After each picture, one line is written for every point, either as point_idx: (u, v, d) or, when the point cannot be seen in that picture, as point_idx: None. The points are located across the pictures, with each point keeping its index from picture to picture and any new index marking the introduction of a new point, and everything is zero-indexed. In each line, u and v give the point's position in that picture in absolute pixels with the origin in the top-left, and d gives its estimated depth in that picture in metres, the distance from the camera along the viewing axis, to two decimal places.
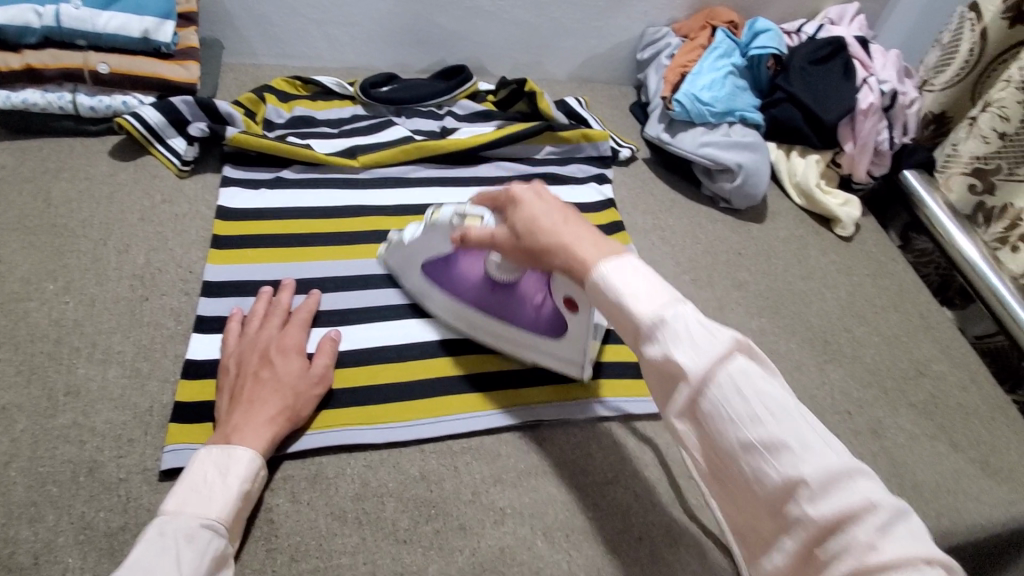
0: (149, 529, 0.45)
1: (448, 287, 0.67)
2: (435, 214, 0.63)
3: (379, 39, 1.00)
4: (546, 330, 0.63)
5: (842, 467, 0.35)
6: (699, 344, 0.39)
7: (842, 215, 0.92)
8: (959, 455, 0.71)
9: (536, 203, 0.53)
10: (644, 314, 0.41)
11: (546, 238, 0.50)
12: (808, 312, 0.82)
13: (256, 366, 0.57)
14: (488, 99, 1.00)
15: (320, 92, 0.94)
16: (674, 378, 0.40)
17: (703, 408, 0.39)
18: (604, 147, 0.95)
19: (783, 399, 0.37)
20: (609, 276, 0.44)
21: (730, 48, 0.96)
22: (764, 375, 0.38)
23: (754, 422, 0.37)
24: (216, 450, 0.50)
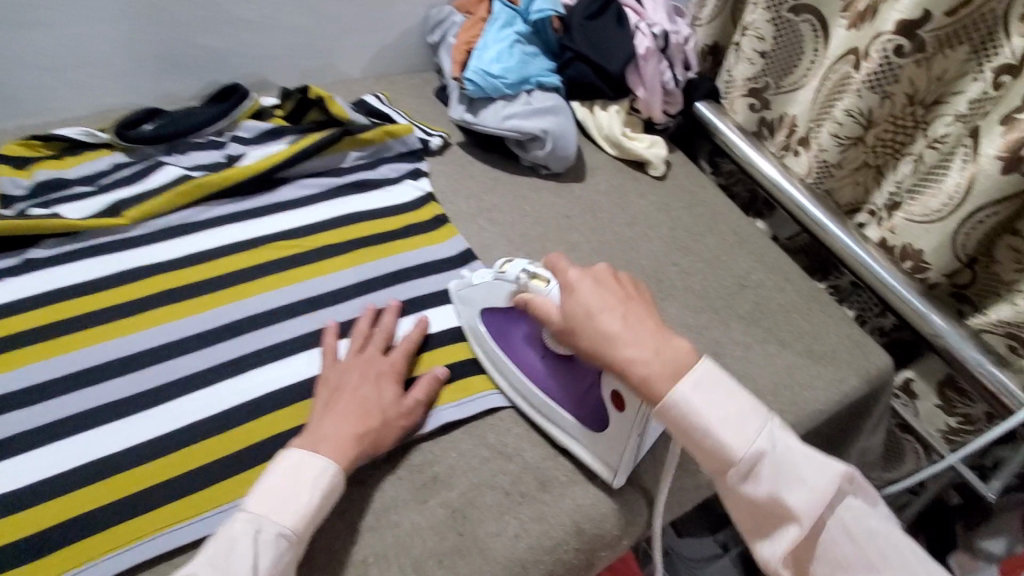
0: (234, 521, 0.48)
1: (505, 345, 0.66)
2: (505, 267, 0.65)
3: (128, 74, 0.86)
4: (585, 416, 0.61)
5: None
6: (809, 489, 0.50)
7: (651, 157, 0.96)
8: (789, 350, 0.78)
9: (595, 287, 0.57)
10: (744, 451, 0.50)
11: (609, 327, 0.55)
12: (639, 256, 0.85)
13: (358, 384, 0.60)
14: (276, 115, 0.92)
15: (69, 147, 0.80)
16: (781, 513, 0.50)
17: (811, 540, 0.50)
18: (411, 140, 0.90)
19: (886, 539, 0.49)
20: (700, 398, 0.51)
21: (510, 16, 0.94)
22: (867, 513, 0.50)
23: (867, 564, 0.49)
24: (302, 453, 0.52)
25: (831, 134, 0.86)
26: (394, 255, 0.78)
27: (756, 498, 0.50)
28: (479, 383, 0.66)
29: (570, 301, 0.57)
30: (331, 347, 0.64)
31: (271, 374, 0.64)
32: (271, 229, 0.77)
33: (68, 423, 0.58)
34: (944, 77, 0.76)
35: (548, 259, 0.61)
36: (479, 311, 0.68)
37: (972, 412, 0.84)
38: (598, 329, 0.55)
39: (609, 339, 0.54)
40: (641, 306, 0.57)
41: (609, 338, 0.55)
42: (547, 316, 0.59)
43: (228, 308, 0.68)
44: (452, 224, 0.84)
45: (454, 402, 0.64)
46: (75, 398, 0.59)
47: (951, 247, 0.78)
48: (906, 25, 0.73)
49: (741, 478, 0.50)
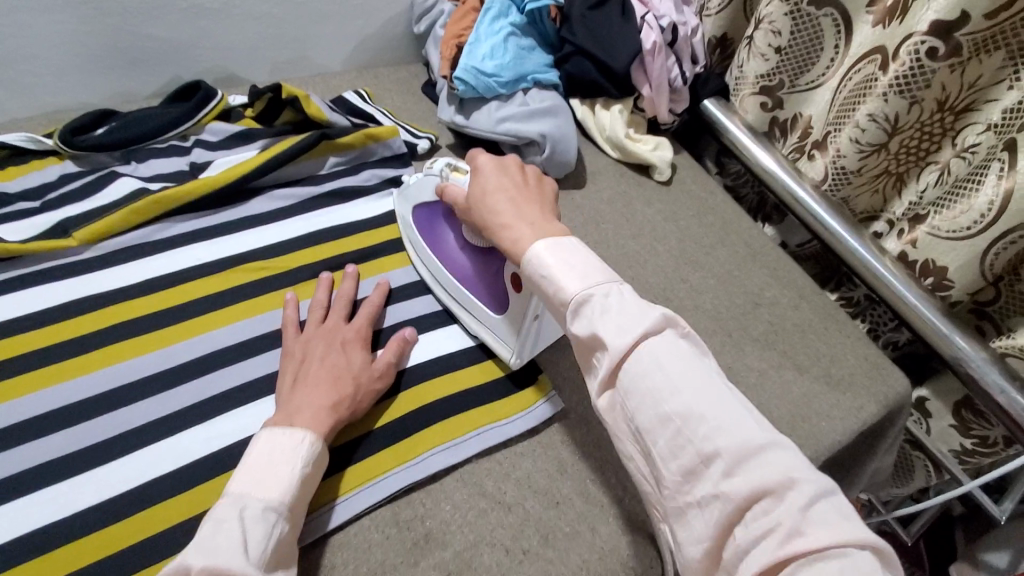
0: (217, 506, 0.45)
1: (429, 238, 0.70)
2: (431, 164, 0.66)
3: (75, 71, 0.77)
4: (492, 303, 0.64)
5: (759, 442, 0.39)
6: (625, 324, 0.44)
7: (656, 160, 0.89)
8: (804, 376, 0.73)
9: (498, 172, 0.58)
10: (575, 291, 0.47)
11: (496, 204, 0.56)
12: (645, 273, 0.79)
13: (325, 351, 0.59)
14: (245, 114, 0.83)
15: (10, 155, 0.71)
16: (600, 351, 0.45)
17: (624, 380, 0.43)
18: (396, 143, 0.83)
19: (704, 381, 0.42)
20: (550, 249, 0.50)
21: (505, 6, 0.86)
22: (688, 356, 0.43)
23: (672, 394, 0.41)
24: (280, 430, 0.50)
25: (851, 139, 0.80)
26: (379, 275, 0.71)
27: (579, 338, 0.46)
28: (472, 423, 0.60)
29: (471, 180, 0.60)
30: (290, 321, 0.62)
31: (244, 420, 0.58)
32: (242, 249, 0.70)
33: (13, 484, 0.51)
34: (977, 83, 0.70)
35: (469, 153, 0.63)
36: (409, 210, 0.72)
37: (990, 435, 0.79)
38: (488, 207, 0.57)
39: (494, 214, 0.56)
40: (532, 188, 0.58)
41: (493, 212, 0.56)
42: (451, 197, 0.62)
43: (194, 343, 0.61)
44: None
45: (448, 444, 0.58)
46: (22, 453, 0.53)
47: (979, 266, 0.73)
48: (942, 25, 0.67)
49: (571, 318, 0.47)
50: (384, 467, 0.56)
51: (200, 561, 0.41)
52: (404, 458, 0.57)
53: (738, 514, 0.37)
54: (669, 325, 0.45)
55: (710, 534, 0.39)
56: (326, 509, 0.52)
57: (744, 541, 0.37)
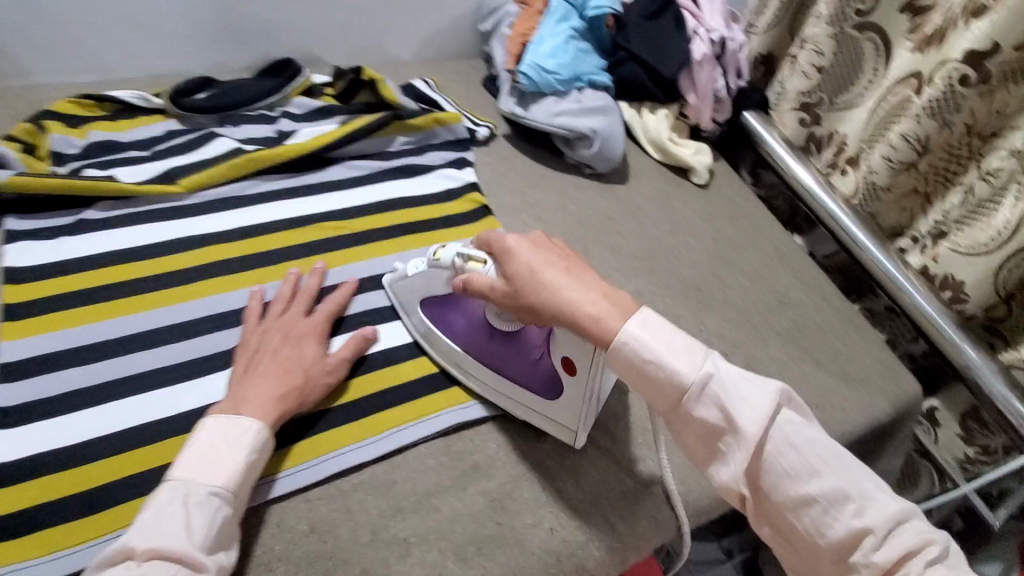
0: (159, 492, 0.47)
1: (451, 330, 0.65)
2: (438, 252, 0.62)
3: (182, 40, 0.86)
4: (540, 388, 0.62)
5: (893, 509, 0.47)
6: (752, 407, 0.49)
7: (696, 163, 0.96)
8: (823, 371, 0.78)
9: (535, 250, 0.55)
10: (691, 373, 0.49)
11: (554, 281, 0.53)
12: (680, 265, 0.86)
13: (278, 345, 0.60)
14: (325, 92, 0.92)
15: (123, 109, 0.81)
16: (736, 440, 0.49)
17: (765, 464, 0.49)
18: (459, 129, 0.91)
19: (837, 459, 0.49)
20: (646, 330, 0.50)
21: (567, 12, 0.93)
22: (807, 428, 0.49)
23: (812, 473, 0.48)
24: (224, 418, 0.52)
25: (884, 157, 0.85)
26: (354, 263, 0.74)
27: (707, 422, 0.50)
28: None
29: (506, 262, 0.56)
30: (253, 312, 0.64)
31: None
32: (319, 209, 0.78)
33: (118, 387, 0.58)
34: (1004, 110, 0.75)
35: (482, 238, 0.58)
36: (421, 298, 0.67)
37: (992, 444, 0.85)
38: (543, 284, 0.53)
39: (552, 296, 0.53)
40: (574, 262, 0.56)
41: (552, 283, 0.53)
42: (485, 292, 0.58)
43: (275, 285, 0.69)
44: (494, 216, 0.84)
45: None
46: (126, 361, 0.60)
47: (994, 282, 0.79)
48: (975, 55, 0.73)
49: (694, 403, 0.49)
50: (439, 406, 0.63)
51: (144, 545, 0.44)
52: (454, 402, 0.64)
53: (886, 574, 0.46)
54: (783, 400, 0.50)
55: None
56: (387, 435, 0.60)
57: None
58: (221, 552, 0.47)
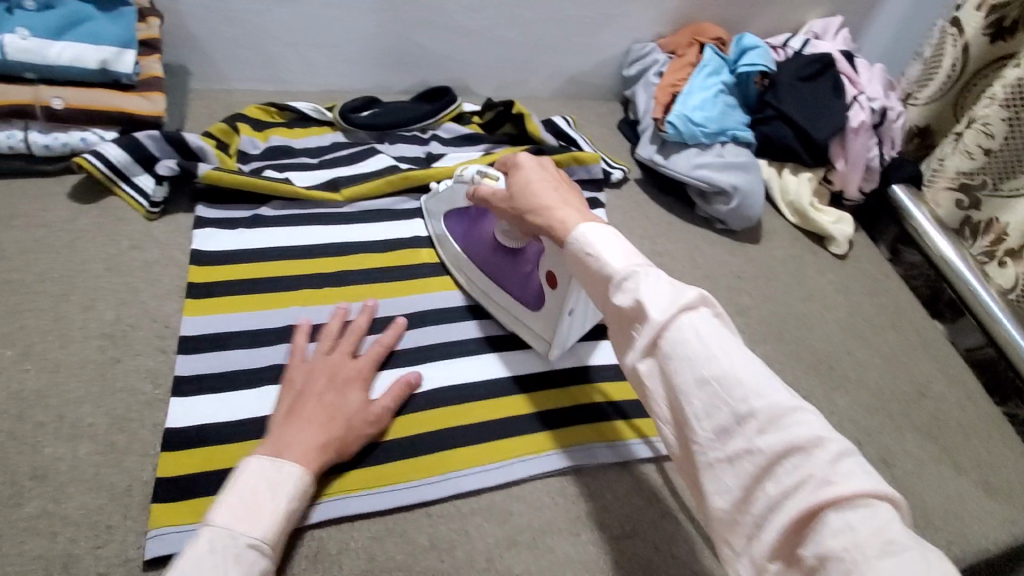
0: (199, 536, 0.45)
1: (464, 240, 0.75)
2: (465, 172, 0.72)
3: (356, 62, 0.94)
4: (527, 300, 0.70)
5: (790, 405, 0.38)
6: (669, 296, 0.44)
7: (835, 233, 0.93)
8: (966, 478, 0.71)
9: (540, 167, 0.60)
10: (616, 265, 0.47)
11: (540, 192, 0.57)
12: (811, 337, 0.82)
13: (323, 388, 0.57)
14: (473, 120, 0.97)
15: (296, 118, 0.90)
16: (641, 323, 0.44)
17: (664, 348, 0.43)
18: (595, 169, 0.92)
19: (738, 349, 0.41)
20: (592, 232, 0.50)
21: (719, 66, 0.94)
22: (723, 329, 0.43)
23: (711, 360, 0.40)
24: (267, 461, 0.50)
25: None
26: (411, 296, 0.74)
27: (623, 309, 0.46)
28: (626, 432, 0.66)
29: (512, 172, 0.62)
30: (297, 346, 0.62)
31: (448, 371, 0.67)
32: None
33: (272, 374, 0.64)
34: None
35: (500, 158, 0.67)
36: (445, 213, 0.77)
37: None
38: (531, 197, 0.58)
39: (536, 200, 0.57)
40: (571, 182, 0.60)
41: (541, 197, 0.57)
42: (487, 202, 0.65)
43: (416, 300, 0.74)
44: None
45: (621, 441, 0.65)
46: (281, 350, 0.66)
47: None
48: None
49: (615, 290, 0.47)
50: (557, 443, 0.64)
51: None
52: (568, 443, 0.64)
53: (767, 469, 0.38)
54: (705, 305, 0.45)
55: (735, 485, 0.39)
56: (505, 465, 0.61)
57: (773, 493, 0.37)
58: None
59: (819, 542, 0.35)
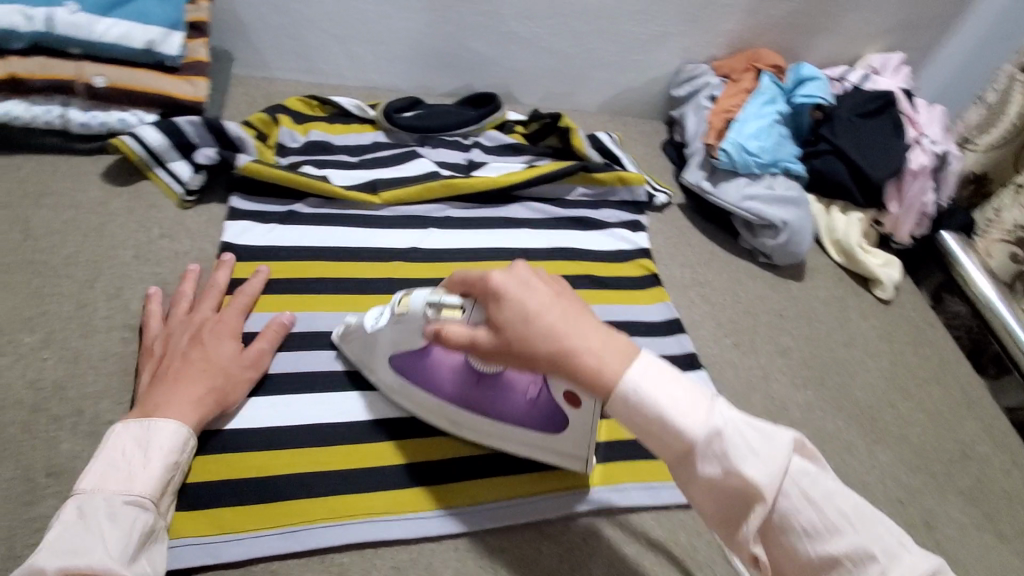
0: (66, 507, 0.45)
1: (428, 385, 0.58)
2: (403, 303, 0.53)
3: (402, 60, 0.91)
4: (544, 425, 0.56)
5: (916, 561, 0.37)
6: (768, 462, 0.39)
7: (882, 276, 0.90)
8: (1008, 548, 0.68)
9: (530, 295, 0.44)
10: (696, 429, 0.39)
11: (551, 333, 0.43)
12: (853, 385, 0.79)
13: (184, 347, 0.56)
14: (516, 129, 0.94)
15: (337, 113, 0.87)
16: (749, 502, 0.39)
17: (781, 523, 0.39)
18: (639, 191, 0.89)
19: (851, 504, 0.39)
20: (649, 386, 0.40)
21: (775, 94, 0.91)
22: (820, 479, 0.40)
23: (832, 530, 0.38)
24: (135, 424, 0.50)
25: None
26: None
27: (720, 483, 0.40)
28: (661, 474, 0.64)
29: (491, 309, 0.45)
30: (155, 314, 0.60)
31: None
32: (502, 245, 0.79)
33: (294, 380, 0.61)
34: None
35: (452, 279, 0.49)
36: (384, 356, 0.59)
37: None
38: (540, 336, 0.43)
39: (552, 350, 0.43)
40: (563, 292, 0.45)
41: (562, 336, 0.43)
42: (465, 347, 0.46)
43: None
44: (664, 288, 0.81)
45: (653, 484, 0.63)
46: (307, 356, 0.63)
47: None
48: None
49: (703, 462, 0.40)
50: (590, 482, 0.61)
51: (54, 563, 0.41)
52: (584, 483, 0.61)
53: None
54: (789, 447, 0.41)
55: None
56: (533, 500, 0.59)
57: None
58: (144, 564, 0.45)
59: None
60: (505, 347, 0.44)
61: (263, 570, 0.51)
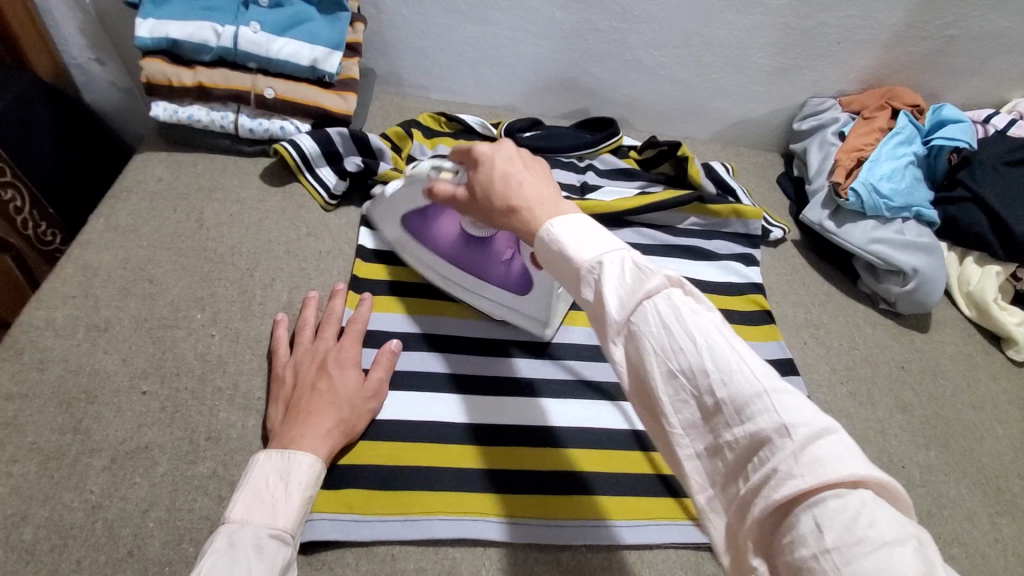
0: (216, 537, 0.46)
1: (427, 241, 0.73)
2: (417, 167, 0.67)
3: (527, 83, 0.96)
4: (515, 286, 0.70)
5: (759, 392, 0.34)
6: (627, 286, 0.41)
7: (1018, 336, 0.83)
8: None
9: (507, 162, 0.54)
10: (583, 259, 0.43)
11: (514, 189, 0.51)
12: (980, 451, 0.73)
13: (313, 377, 0.59)
14: (631, 155, 0.96)
15: (461, 130, 0.93)
16: (605, 323, 0.41)
17: (630, 345, 0.40)
18: (754, 226, 0.87)
19: (708, 331, 0.37)
20: (559, 229, 0.46)
21: (912, 135, 0.87)
22: (692, 313, 0.38)
23: (676, 351, 0.37)
24: (276, 455, 0.51)
25: None
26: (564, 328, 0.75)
27: (590, 306, 0.43)
28: None
29: (475, 176, 0.56)
30: (280, 341, 0.64)
31: (575, 409, 0.67)
32: None
33: (415, 378, 0.66)
34: None
35: (452, 153, 0.62)
36: (399, 216, 0.74)
37: None
38: (501, 195, 0.52)
39: (509, 197, 0.51)
40: (535, 167, 0.54)
41: (512, 189, 0.51)
42: (448, 204, 0.59)
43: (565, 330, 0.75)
44: (776, 325, 0.79)
45: None
46: (424, 356, 0.68)
47: None
48: None
49: (582, 289, 0.43)
50: (691, 513, 0.62)
51: None
52: (616, 514, 0.60)
53: (738, 460, 0.35)
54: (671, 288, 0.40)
55: (710, 480, 0.38)
56: (638, 525, 0.60)
57: (745, 490, 0.35)
58: None
59: (791, 545, 0.32)
60: (476, 203, 0.56)
61: (382, 553, 0.55)
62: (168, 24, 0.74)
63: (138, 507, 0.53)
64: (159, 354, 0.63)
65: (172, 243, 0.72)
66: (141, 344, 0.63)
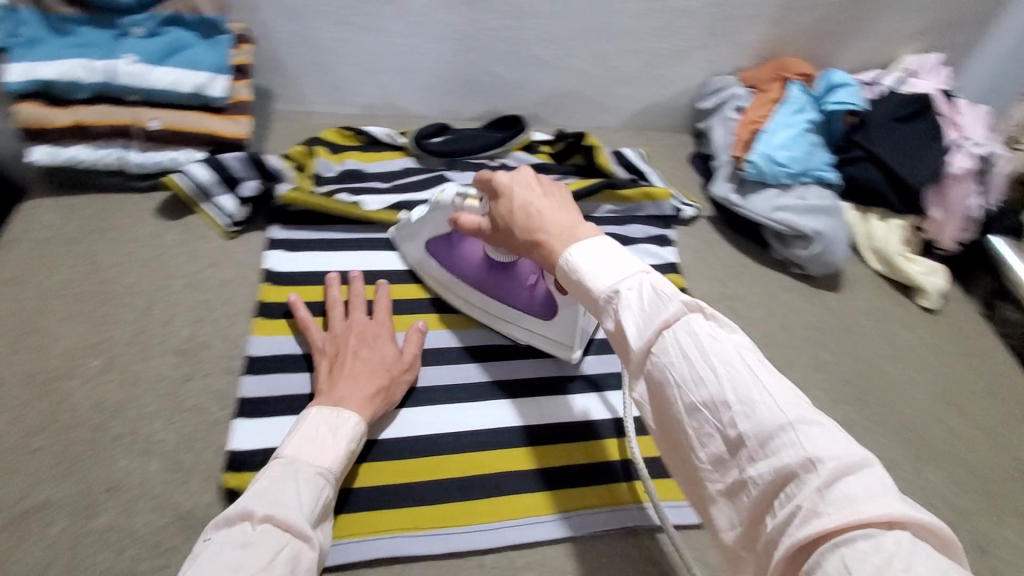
0: (270, 466, 0.49)
1: (453, 267, 0.72)
2: (442, 191, 0.67)
3: (430, 89, 0.95)
4: (540, 311, 0.69)
5: (785, 424, 0.35)
6: (648, 314, 0.42)
7: (927, 285, 0.86)
8: None
9: (527, 190, 0.55)
10: (602, 288, 0.45)
11: (537, 211, 0.53)
12: (898, 401, 0.76)
13: (354, 346, 0.62)
14: (543, 150, 0.96)
15: (369, 142, 0.91)
16: (628, 354, 0.43)
17: (653, 376, 0.41)
18: (665, 206, 0.89)
19: (732, 361, 0.38)
20: (580, 256, 0.47)
21: (805, 103, 0.89)
22: (717, 344, 0.39)
23: (698, 382, 0.38)
24: (327, 410, 0.54)
25: None
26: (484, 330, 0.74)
27: (615, 334, 0.44)
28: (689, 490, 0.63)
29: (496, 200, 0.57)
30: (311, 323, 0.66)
31: (495, 409, 0.66)
32: None
33: None
34: None
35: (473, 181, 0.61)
36: (424, 241, 0.74)
37: None
38: (521, 228, 0.53)
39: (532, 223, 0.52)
40: (559, 192, 0.56)
41: (532, 219, 0.53)
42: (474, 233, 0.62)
43: None
44: None
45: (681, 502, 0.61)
46: None
47: None
48: None
49: (604, 319, 0.45)
50: (622, 498, 0.61)
51: (262, 508, 0.44)
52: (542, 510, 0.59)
53: (764, 496, 0.35)
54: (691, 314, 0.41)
55: (736, 517, 0.38)
56: (565, 516, 0.59)
57: (771, 528, 0.35)
58: (317, 534, 0.48)
59: None
60: (500, 233, 0.57)
61: None
62: (38, 65, 0.70)
63: (32, 570, 0.50)
64: (52, 407, 0.60)
65: (62, 290, 0.69)
66: (31, 399, 0.60)
